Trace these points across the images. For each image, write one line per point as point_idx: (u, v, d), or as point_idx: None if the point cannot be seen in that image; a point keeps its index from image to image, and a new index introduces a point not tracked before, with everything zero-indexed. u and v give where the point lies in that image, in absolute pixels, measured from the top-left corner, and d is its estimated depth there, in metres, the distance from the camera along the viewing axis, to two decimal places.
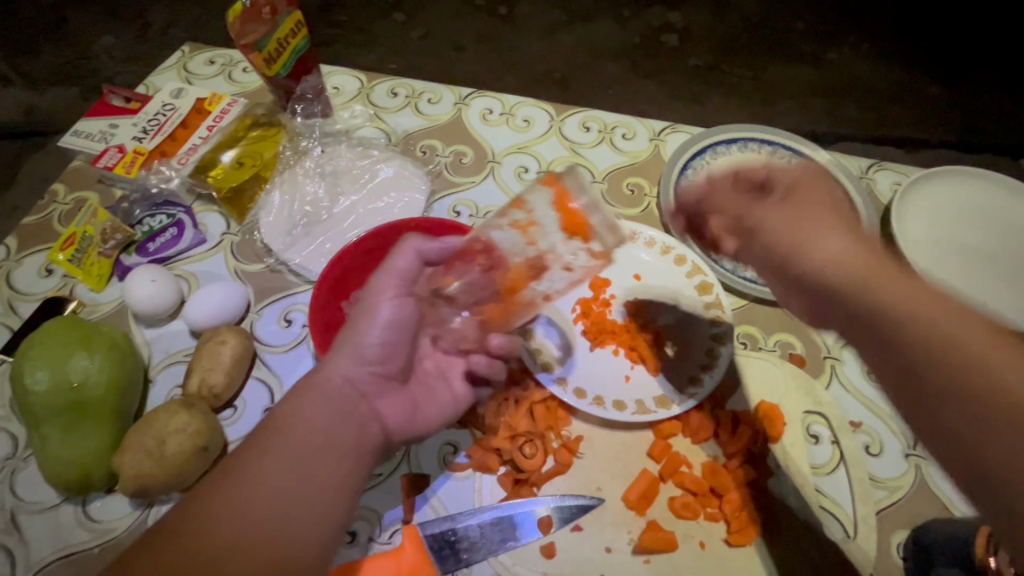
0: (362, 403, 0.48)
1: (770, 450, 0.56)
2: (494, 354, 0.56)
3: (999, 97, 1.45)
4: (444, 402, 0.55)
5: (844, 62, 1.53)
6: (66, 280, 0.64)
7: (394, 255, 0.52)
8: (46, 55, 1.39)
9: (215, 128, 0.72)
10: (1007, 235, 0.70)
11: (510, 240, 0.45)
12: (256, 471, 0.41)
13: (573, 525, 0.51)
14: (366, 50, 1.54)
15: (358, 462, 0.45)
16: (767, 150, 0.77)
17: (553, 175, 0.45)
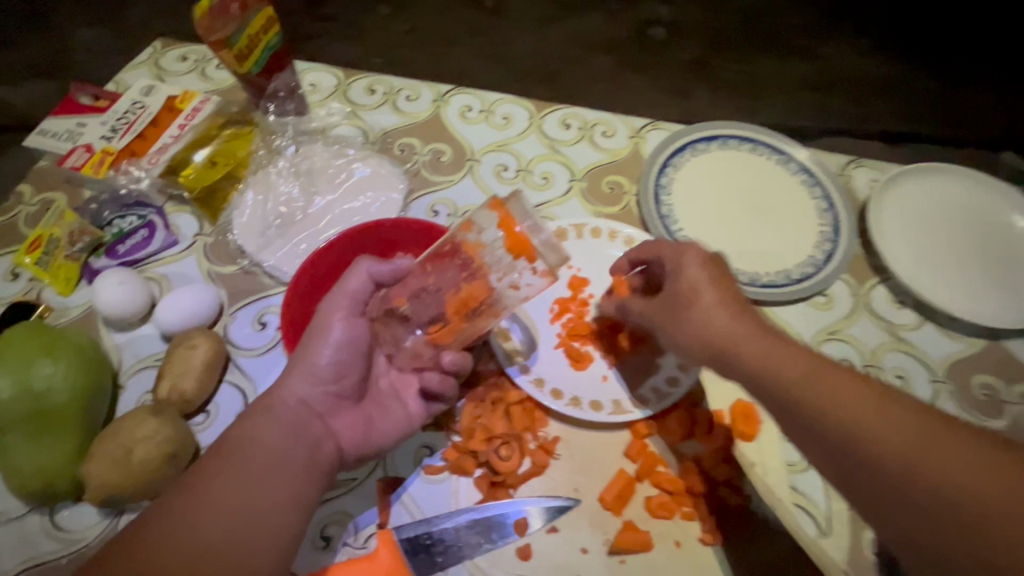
0: (314, 421, 0.49)
1: (747, 448, 0.56)
2: (447, 370, 0.53)
3: (989, 85, 1.44)
4: (403, 421, 0.54)
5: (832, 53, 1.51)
6: (33, 284, 0.62)
7: (347, 276, 0.52)
8: (16, 46, 1.35)
9: (187, 126, 0.70)
10: (979, 233, 0.71)
11: (462, 260, 0.45)
12: (203, 494, 0.41)
13: (549, 527, 0.51)
14: (349, 41, 1.51)
15: (312, 479, 0.46)
16: (746, 147, 0.77)
17: (499, 200, 0.44)
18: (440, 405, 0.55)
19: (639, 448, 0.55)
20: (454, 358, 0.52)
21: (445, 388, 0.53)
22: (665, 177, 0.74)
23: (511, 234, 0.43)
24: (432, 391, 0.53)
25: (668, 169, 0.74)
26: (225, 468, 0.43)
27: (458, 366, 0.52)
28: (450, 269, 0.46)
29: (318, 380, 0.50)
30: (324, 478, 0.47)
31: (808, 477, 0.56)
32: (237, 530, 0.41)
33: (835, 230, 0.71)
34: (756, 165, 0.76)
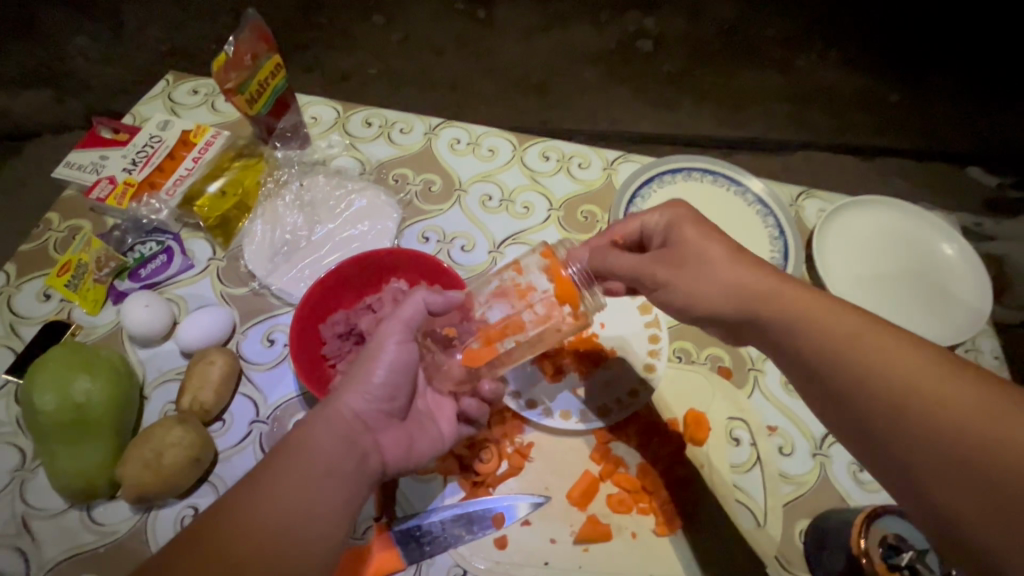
0: (365, 435, 0.53)
1: (697, 452, 0.64)
2: (484, 397, 0.60)
3: (948, 107, 1.57)
4: (438, 438, 0.60)
5: (810, 68, 1.62)
6: (64, 304, 0.69)
7: (402, 303, 0.57)
8: (21, 57, 1.41)
9: (200, 160, 0.78)
10: (911, 260, 0.80)
11: (509, 297, 0.53)
12: (266, 490, 0.46)
13: (522, 520, 0.60)
14: (348, 53, 1.59)
15: (358, 487, 0.50)
16: (707, 180, 0.86)
17: (550, 249, 0.53)
18: (470, 429, 0.62)
19: (602, 452, 0.63)
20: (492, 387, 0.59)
21: (480, 414, 0.60)
22: (633, 207, 0.82)
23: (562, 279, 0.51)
24: (469, 416, 0.60)
25: (636, 200, 0.82)
26: (284, 467, 0.47)
27: (497, 394, 0.59)
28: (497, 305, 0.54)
29: (369, 395, 0.54)
30: (367, 485, 0.52)
31: (750, 477, 0.64)
32: (291, 528, 0.45)
33: (784, 257, 0.79)
34: (716, 196, 0.84)
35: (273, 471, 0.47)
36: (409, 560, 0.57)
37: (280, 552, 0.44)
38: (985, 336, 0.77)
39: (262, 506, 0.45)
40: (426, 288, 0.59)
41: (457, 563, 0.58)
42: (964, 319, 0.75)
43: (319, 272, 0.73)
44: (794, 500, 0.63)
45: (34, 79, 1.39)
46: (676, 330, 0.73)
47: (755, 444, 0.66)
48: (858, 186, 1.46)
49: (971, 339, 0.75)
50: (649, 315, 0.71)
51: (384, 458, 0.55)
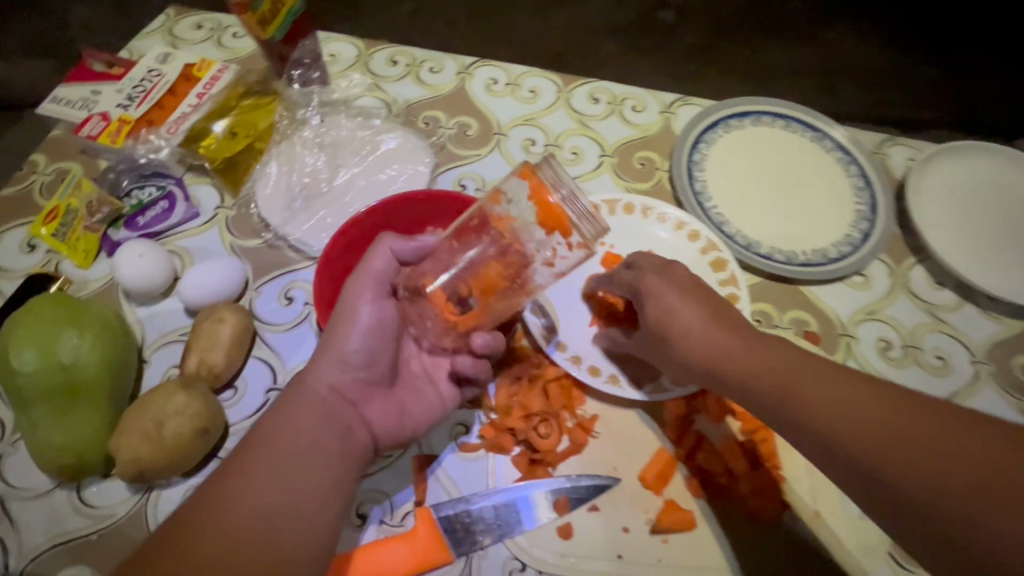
0: (347, 410, 0.47)
1: (789, 427, 0.54)
2: (479, 353, 0.51)
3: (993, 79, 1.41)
4: (436, 401, 0.52)
5: (839, 42, 1.49)
6: (51, 256, 0.60)
7: (368, 257, 0.50)
8: None
9: (205, 95, 0.68)
10: (1015, 212, 0.69)
11: (488, 236, 0.44)
12: (243, 483, 0.40)
13: (589, 506, 0.50)
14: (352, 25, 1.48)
15: (347, 466, 0.45)
16: (780, 124, 0.75)
17: (529, 168, 0.43)
18: (473, 391, 0.54)
19: (678, 427, 0.54)
20: (486, 340, 0.49)
21: (479, 373, 0.52)
22: (698, 153, 0.72)
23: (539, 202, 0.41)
24: (466, 375, 0.52)
25: (701, 145, 0.72)
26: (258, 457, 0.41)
27: (491, 347, 0.50)
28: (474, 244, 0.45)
29: (348, 367, 0.47)
30: (359, 464, 0.46)
31: None
32: (280, 517, 0.40)
33: (873, 209, 0.69)
34: (792, 143, 0.74)
35: (244, 467, 0.41)
36: (459, 552, 0.48)
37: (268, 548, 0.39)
38: None
39: (242, 502, 0.39)
40: (392, 234, 0.51)
41: (513, 556, 0.49)
42: None
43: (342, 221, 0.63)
44: None
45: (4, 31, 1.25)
46: (756, 291, 0.65)
47: None
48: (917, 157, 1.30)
49: None
50: (724, 272, 0.61)
51: (374, 432, 0.49)
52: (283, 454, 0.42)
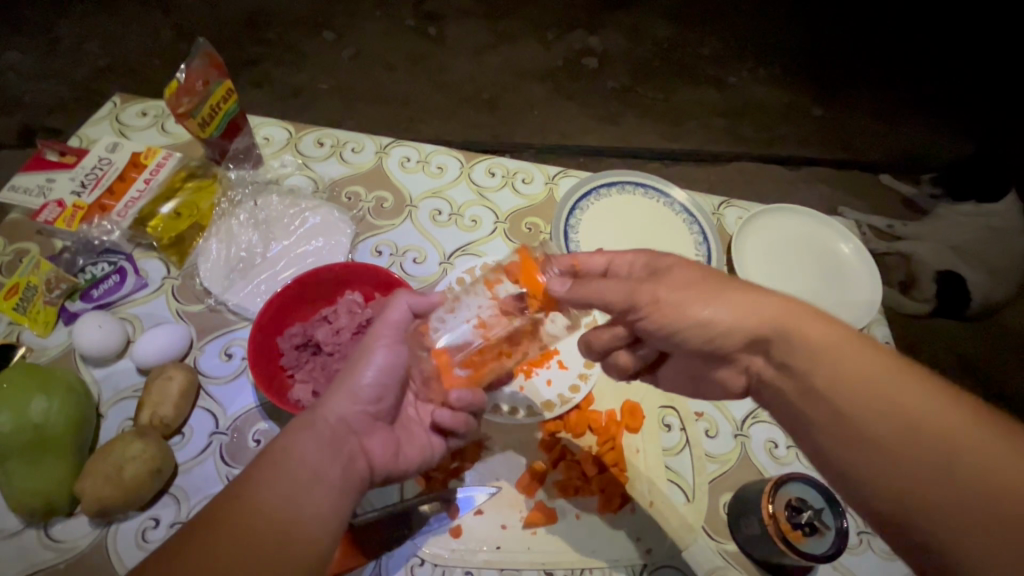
0: (351, 438, 0.56)
1: (631, 437, 0.71)
2: (456, 408, 0.62)
3: (862, 117, 1.96)
4: (425, 441, 0.64)
5: (739, 84, 1.98)
6: (12, 327, 0.70)
7: (388, 308, 0.62)
8: (47, 87, 1.60)
9: (152, 181, 0.79)
10: (813, 256, 0.90)
11: (482, 301, 0.58)
12: (258, 497, 0.48)
13: (475, 510, 0.65)
14: (330, 74, 1.79)
15: (348, 489, 0.53)
16: (640, 192, 0.93)
17: (526, 250, 0.61)
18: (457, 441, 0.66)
19: (549, 443, 0.69)
20: (463, 396, 0.60)
21: (455, 424, 0.62)
22: (573, 219, 0.89)
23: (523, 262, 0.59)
24: (445, 426, 0.62)
25: (576, 212, 0.89)
26: (271, 476, 0.50)
27: (467, 403, 0.61)
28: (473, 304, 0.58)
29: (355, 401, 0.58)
30: (358, 488, 0.55)
31: (680, 458, 0.71)
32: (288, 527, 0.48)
33: (708, 260, 0.88)
34: (648, 208, 0.92)
35: (255, 487, 0.49)
36: (370, 553, 0.60)
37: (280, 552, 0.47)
38: (877, 324, 0.88)
39: (257, 513, 0.48)
40: (410, 292, 0.64)
41: (415, 553, 0.62)
42: (858, 309, 0.84)
43: (275, 287, 0.76)
44: (718, 476, 0.71)
45: (59, 109, 1.57)
46: None
47: (685, 429, 0.73)
48: (784, 185, 1.78)
49: (865, 328, 0.85)
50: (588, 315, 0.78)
51: (372, 462, 0.58)
52: (290, 474, 0.50)
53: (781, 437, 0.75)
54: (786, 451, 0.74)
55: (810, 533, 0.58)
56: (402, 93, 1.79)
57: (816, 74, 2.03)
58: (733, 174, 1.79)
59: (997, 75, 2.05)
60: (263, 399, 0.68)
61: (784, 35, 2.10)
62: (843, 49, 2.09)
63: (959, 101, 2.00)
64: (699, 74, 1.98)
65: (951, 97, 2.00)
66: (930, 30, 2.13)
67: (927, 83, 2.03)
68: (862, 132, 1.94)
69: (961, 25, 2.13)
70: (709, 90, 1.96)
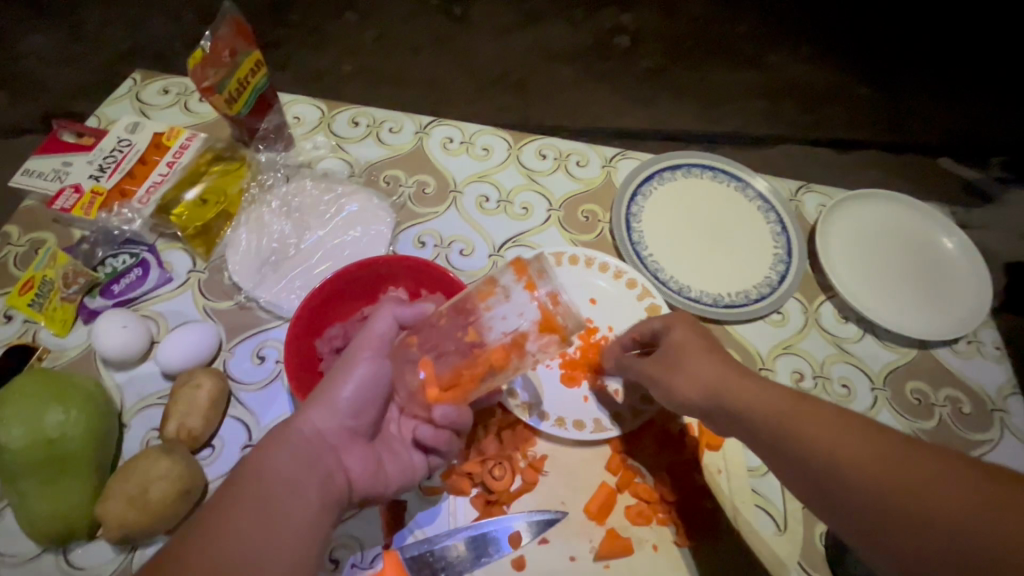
0: (328, 454, 0.50)
1: (713, 458, 0.61)
2: (440, 426, 0.53)
3: (923, 96, 1.81)
4: (409, 461, 0.56)
5: (780, 64, 1.84)
6: (28, 325, 0.64)
7: (373, 318, 0.55)
8: (64, 71, 1.55)
9: (175, 165, 0.71)
10: (913, 248, 0.79)
11: (496, 317, 0.46)
12: (224, 520, 0.42)
13: (540, 538, 0.57)
14: (351, 54, 1.70)
15: (326, 511, 0.47)
16: (709, 176, 0.83)
17: (520, 261, 0.48)
18: (437, 460, 0.57)
19: (618, 462, 0.61)
20: (448, 414, 0.51)
21: (442, 444, 0.55)
22: (635, 206, 0.79)
23: (544, 313, 0.45)
24: (427, 445, 0.55)
25: (638, 198, 0.80)
26: (241, 490, 0.44)
27: (453, 421, 0.52)
28: (462, 319, 0.49)
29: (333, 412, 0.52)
30: (334, 510, 0.48)
31: (768, 480, 0.63)
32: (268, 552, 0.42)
33: (788, 254, 0.78)
34: (719, 194, 0.82)
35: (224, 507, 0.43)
36: None
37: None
38: (985, 326, 0.77)
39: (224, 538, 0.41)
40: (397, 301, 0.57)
41: None
42: (967, 306, 0.75)
43: (310, 282, 0.68)
44: None
45: (77, 95, 1.52)
46: None
47: None
48: (833, 172, 1.67)
49: (972, 332, 0.74)
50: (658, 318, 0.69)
51: (349, 481, 0.51)
52: (264, 488, 0.45)
53: None
54: None
55: None
56: (428, 74, 1.71)
57: (868, 50, 1.87)
58: (777, 158, 1.69)
59: None
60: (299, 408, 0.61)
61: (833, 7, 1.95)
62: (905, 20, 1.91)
63: None
64: (740, 52, 1.85)
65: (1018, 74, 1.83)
66: None
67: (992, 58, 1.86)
68: (920, 113, 1.78)
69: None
70: (751, 69, 1.82)
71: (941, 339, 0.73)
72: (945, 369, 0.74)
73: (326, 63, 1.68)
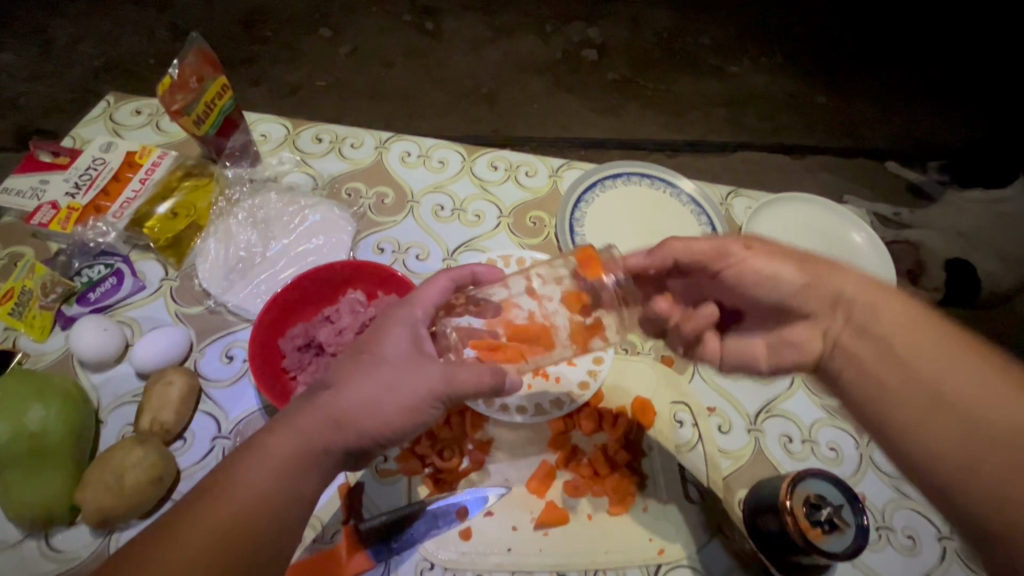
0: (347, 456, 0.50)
1: (643, 436, 0.69)
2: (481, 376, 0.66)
3: (869, 104, 1.93)
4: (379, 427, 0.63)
5: (741, 73, 1.95)
6: (8, 332, 0.68)
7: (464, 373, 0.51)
8: (38, 90, 1.58)
9: (148, 181, 0.77)
10: (826, 245, 0.88)
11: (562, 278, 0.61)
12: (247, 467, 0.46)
13: (485, 512, 0.63)
14: (325, 70, 1.76)
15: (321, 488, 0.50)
16: (646, 182, 0.91)
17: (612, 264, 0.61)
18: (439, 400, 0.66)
19: (558, 441, 0.68)
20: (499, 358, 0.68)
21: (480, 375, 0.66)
22: (579, 211, 0.87)
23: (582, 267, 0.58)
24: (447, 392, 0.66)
25: (581, 205, 0.87)
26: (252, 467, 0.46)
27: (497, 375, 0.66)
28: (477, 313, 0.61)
29: (367, 423, 0.49)
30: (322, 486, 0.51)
31: (693, 455, 0.69)
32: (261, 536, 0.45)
33: None
34: (654, 199, 0.90)
35: (231, 479, 0.46)
36: (378, 558, 0.59)
37: (238, 553, 0.44)
38: None
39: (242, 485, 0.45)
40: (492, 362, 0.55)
41: (425, 558, 0.60)
42: None
43: (275, 286, 0.74)
44: (732, 472, 0.69)
45: (51, 113, 1.55)
46: None
47: (698, 425, 0.72)
48: (789, 175, 1.75)
49: None
50: None
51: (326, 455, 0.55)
52: (274, 469, 0.46)
53: (796, 432, 0.73)
54: (801, 446, 0.72)
55: (830, 529, 0.57)
56: (400, 88, 1.77)
57: (819, 60, 2.00)
58: (737, 164, 1.77)
59: (1003, 61, 2.01)
60: (265, 402, 0.66)
61: (787, 20, 2.08)
62: (849, 36, 2.06)
63: (967, 89, 1.96)
64: (701, 64, 1.95)
65: (955, 84, 1.97)
66: (936, 16, 2.09)
67: (932, 70, 2.00)
68: (867, 120, 1.90)
69: (968, 10, 2.09)
70: (711, 80, 1.93)
71: None
72: None
73: (300, 78, 1.74)
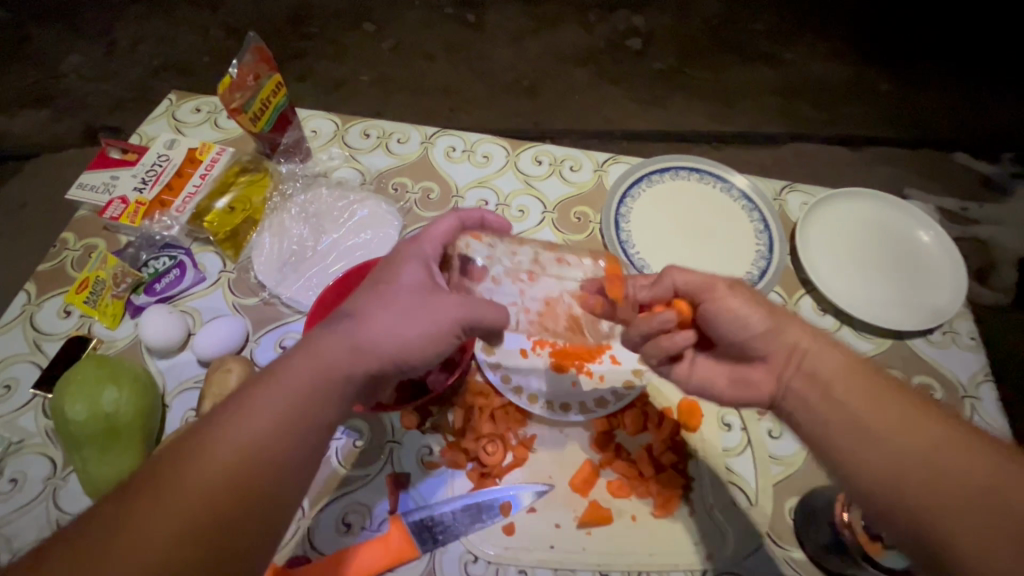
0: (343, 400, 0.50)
1: (689, 437, 0.68)
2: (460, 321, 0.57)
3: (935, 89, 1.81)
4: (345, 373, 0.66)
5: (794, 59, 1.86)
6: (84, 320, 0.73)
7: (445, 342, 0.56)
8: (108, 89, 1.67)
9: (207, 176, 0.81)
10: (891, 244, 0.83)
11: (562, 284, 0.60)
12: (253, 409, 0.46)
13: (528, 508, 0.63)
14: (371, 63, 1.79)
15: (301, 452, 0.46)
16: (695, 177, 0.88)
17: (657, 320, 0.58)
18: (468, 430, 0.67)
19: (601, 441, 0.67)
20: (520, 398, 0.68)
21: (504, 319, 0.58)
22: (624, 207, 0.85)
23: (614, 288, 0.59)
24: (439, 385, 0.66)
25: (627, 200, 0.85)
26: (186, 479, 0.42)
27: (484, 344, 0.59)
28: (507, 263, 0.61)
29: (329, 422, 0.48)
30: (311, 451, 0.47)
31: (742, 460, 0.67)
32: None
33: (770, 249, 0.82)
34: (704, 193, 0.87)
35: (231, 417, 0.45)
36: (424, 549, 0.60)
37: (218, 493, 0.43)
38: (962, 318, 0.80)
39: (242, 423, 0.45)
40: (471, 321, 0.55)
41: (468, 551, 0.61)
42: (943, 299, 0.78)
43: (326, 280, 0.77)
44: (783, 480, 0.67)
45: (119, 109, 1.65)
46: None
47: (746, 430, 0.69)
48: (846, 169, 1.66)
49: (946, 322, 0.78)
50: None
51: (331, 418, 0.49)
52: (205, 484, 0.42)
53: None
54: None
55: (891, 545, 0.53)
56: (442, 81, 1.78)
57: (879, 44, 1.89)
58: (788, 155, 1.69)
59: None
60: None
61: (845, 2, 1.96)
62: (915, 18, 1.93)
63: None
64: (751, 51, 1.87)
65: None
66: None
67: (1008, 54, 1.86)
68: (933, 107, 1.78)
69: None
70: (762, 67, 1.85)
71: (919, 330, 0.76)
72: (920, 358, 0.77)
73: (347, 73, 1.77)
